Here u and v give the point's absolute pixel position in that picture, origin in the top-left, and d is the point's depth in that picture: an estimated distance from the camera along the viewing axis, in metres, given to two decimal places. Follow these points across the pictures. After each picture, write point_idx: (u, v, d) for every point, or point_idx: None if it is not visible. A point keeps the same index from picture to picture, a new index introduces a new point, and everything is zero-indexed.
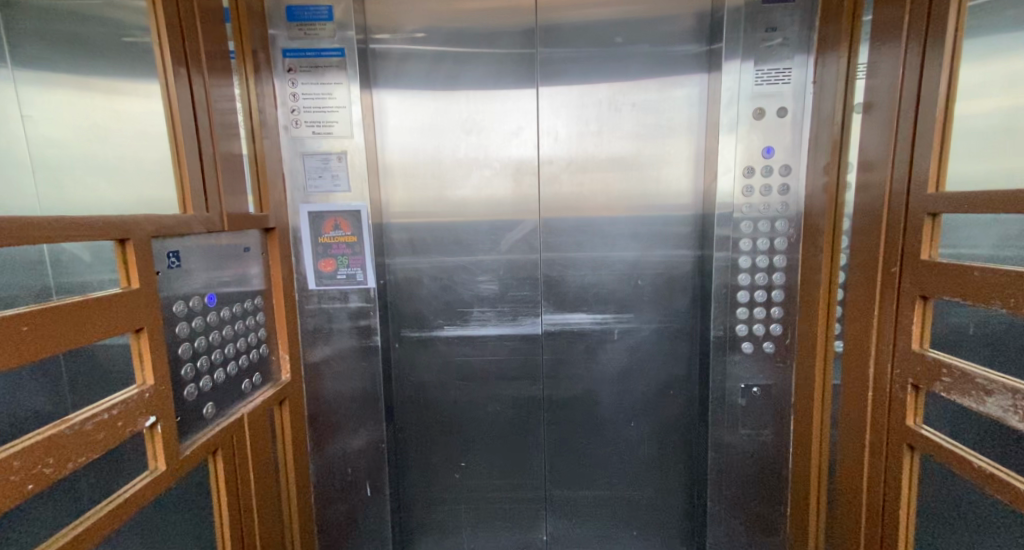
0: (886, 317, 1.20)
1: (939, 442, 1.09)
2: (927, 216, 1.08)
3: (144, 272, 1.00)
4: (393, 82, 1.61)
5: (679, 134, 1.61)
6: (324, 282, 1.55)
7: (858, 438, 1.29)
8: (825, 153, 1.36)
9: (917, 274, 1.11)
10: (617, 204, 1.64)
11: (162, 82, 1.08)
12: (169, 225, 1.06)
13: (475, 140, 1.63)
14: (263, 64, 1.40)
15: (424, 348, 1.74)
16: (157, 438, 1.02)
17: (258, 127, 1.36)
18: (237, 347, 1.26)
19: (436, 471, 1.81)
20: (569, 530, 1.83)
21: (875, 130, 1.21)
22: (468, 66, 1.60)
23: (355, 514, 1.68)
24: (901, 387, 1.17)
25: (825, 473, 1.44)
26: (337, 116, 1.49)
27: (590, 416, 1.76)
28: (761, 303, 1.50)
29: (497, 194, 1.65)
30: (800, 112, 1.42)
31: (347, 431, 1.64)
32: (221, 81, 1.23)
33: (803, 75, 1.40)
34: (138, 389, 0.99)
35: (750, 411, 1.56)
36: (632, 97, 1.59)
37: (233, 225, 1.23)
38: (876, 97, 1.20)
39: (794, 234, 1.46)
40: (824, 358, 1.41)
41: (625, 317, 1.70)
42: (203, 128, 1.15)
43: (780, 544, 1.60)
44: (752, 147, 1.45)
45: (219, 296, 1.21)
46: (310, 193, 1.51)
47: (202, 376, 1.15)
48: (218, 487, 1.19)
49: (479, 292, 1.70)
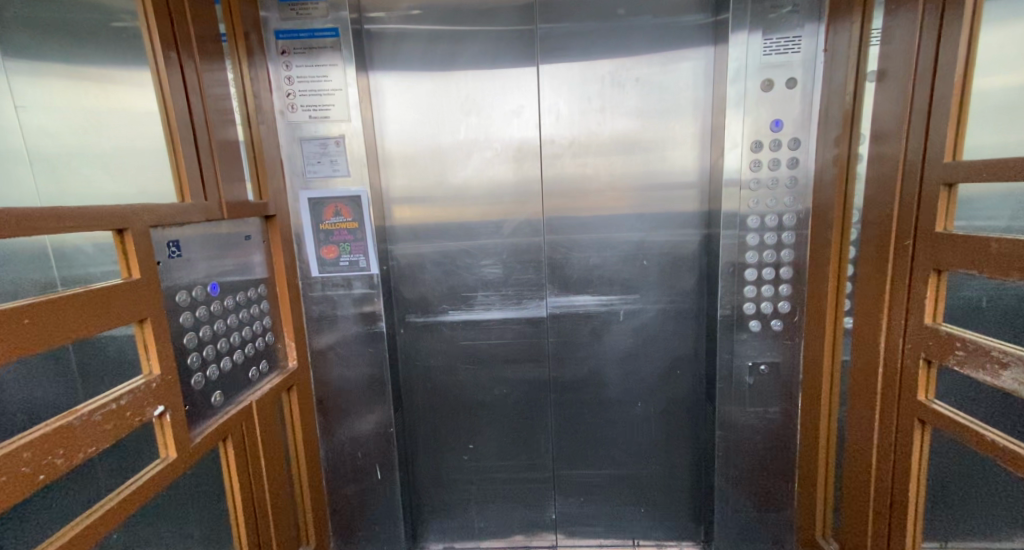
0: (898, 292, 1.17)
1: (948, 416, 1.08)
2: (943, 187, 1.05)
3: (144, 262, 0.99)
4: (390, 63, 1.57)
5: (685, 110, 1.57)
6: (327, 269, 1.54)
7: (867, 414, 1.28)
8: (836, 125, 1.32)
9: (929, 246, 1.09)
10: (620, 184, 1.62)
11: (154, 64, 1.06)
12: (168, 215, 1.04)
13: (475, 121, 1.60)
14: (256, 48, 1.37)
15: (430, 333, 1.73)
16: (167, 427, 1.03)
17: (253, 113, 1.34)
18: (242, 335, 1.26)
19: (445, 453, 1.82)
20: (578, 508, 1.85)
21: (888, 99, 1.16)
22: (467, 43, 1.55)
23: (366, 497, 1.70)
24: (913, 362, 1.15)
25: (833, 448, 1.43)
26: (333, 99, 1.45)
27: (598, 398, 1.76)
28: (769, 281, 1.49)
29: (499, 176, 1.63)
30: (810, 83, 1.39)
31: (356, 417, 1.65)
32: (214, 66, 1.20)
33: (814, 44, 1.37)
34: (145, 379, 0.98)
35: (758, 389, 1.56)
36: (635, 72, 1.55)
37: (231, 213, 1.22)
38: (890, 64, 1.16)
39: (803, 210, 1.44)
40: (833, 335, 1.40)
41: (631, 298, 1.68)
42: (196, 114, 1.13)
43: (788, 518, 1.62)
44: (760, 121, 1.42)
45: (221, 285, 1.20)
46: (309, 179, 1.49)
47: (208, 365, 1.14)
48: (229, 473, 1.20)
49: (482, 276, 1.68)
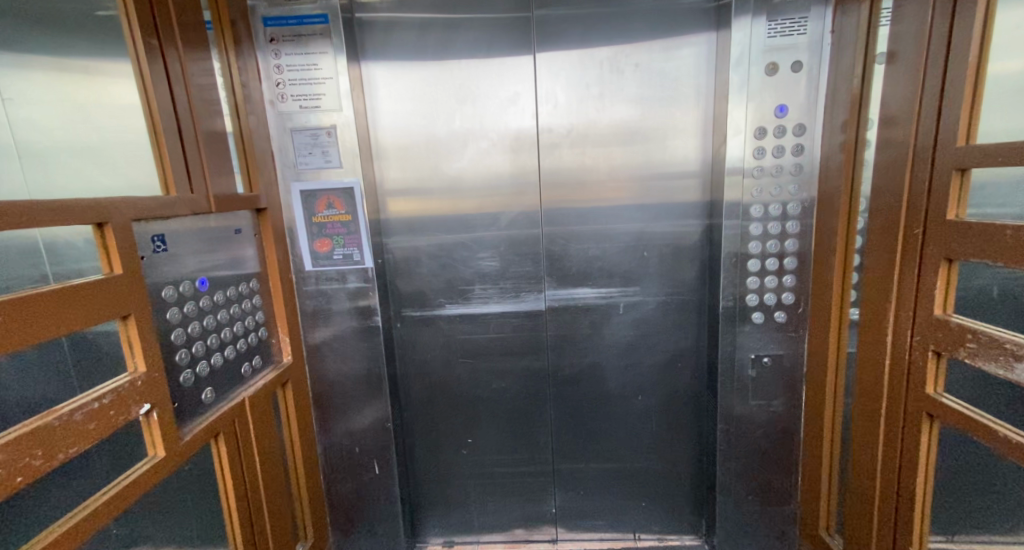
0: (906, 283, 1.14)
1: (958, 409, 1.04)
2: (955, 172, 1.01)
3: (126, 257, 0.95)
4: (382, 51, 1.53)
5: (686, 97, 1.53)
6: (320, 263, 1.51)
7: (873, 406, 1.25)
8: (843, 110, 1.28)
9: (940, 235, 1.05)
10: (620, 174, 1.58)
11: (133, 52, 1.02)
12: (151, 208, 1.01)
13: (470, 110, 1.56)
14: (244, 36, 1.33)
15: (427, 327, 1.70)
16: (153, 426, 1.00)
17: (242, 103, 1.30)
18: (233, 331, 1.23)
19: (443, 448, 1.80)
20: (578, 503, 1.83)
21: (898, 82, 1.12)
22: (461, 30, 1.51)
23: (364, 492, 1.68)
24: (921, 354, 1.11)
25: (837, 442, 1.40)
26: (324, 88, 1.42)
27: (598, 391, 1.73)
28: (773, 271, 1.46)
29: (496, 167, 1.59)
30: (816, 67, 1.34)
31: (353, 412, 1.63)
32: (199, 54, 1.17)
33: (821, 26, 1.32)
34: (130, 377, 0.96)
35: (761, 382, 1.53)
36: (636, 57, 1.51)
37: (220, 206, 1.18)
38: (900, 45, 1.11)
39: (808, 199, 1.41)
40: (838, 326, 1.36)
41: (631, 290, 1.65)
42: (180, 104, 1.10)
43: (791, 512, 1.59)
44: (764, 106, 1.38)
45: (211, 280, 1.17)
46: (301, 171, 1.46)
47: (198, 362, 1.12)
48: (222, 470, 1.18)
49: (480, 269, 1.65)
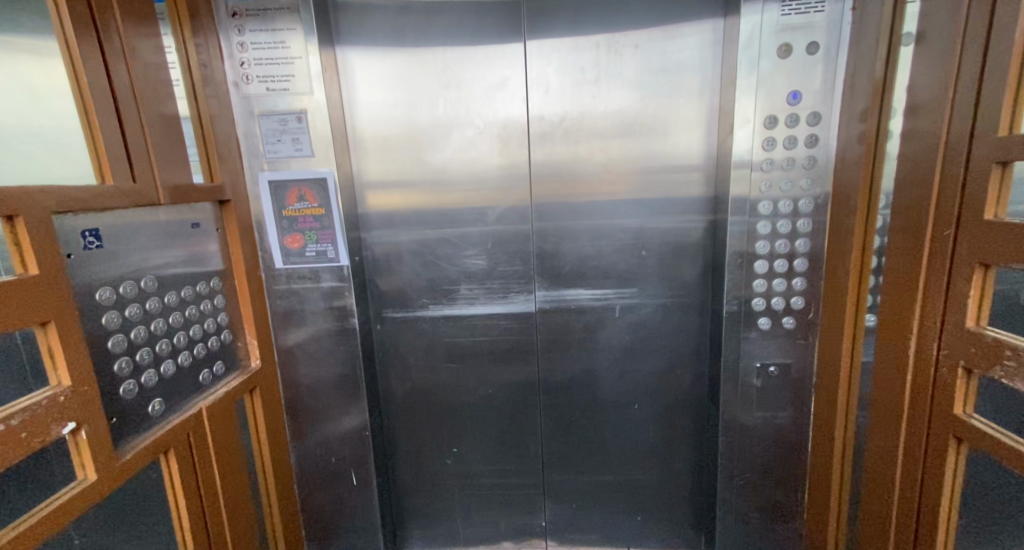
0: (933, 289, 1.02)
1: (989, 433, 0.93)
2: (995, 166, 0.89)
3: (44, 256, 0.84)
4: (359, 31, 1.40)
5: (690, 83, 1.40)
6: (292, 261, 1.39)
7: (892, 423, 1.14)
8: (863, 97, 1.16)
9: (975, 237, 0.93)
10: (617, 166, 1.46)
11: (58, 23, 0.90)
12: (83, 199, 0.90)
13: (454, 96, 1.43)
14: (203, 11, 1.22)
15: (409, 330, 1.59)
16: (83, 445, 0.89)
17: (200, 85, 1.19)
18: (189, 335, 1.12)
19: (427, 457, 1.69)
20: (571, 515, 1.72)
21: (929, 64, 1.00)
22: (444, 8, 1.39)
23: (341, 504, 1.58)
24: (949, 369, 1.00)
25: (850, 459, 1.29)
26: (294, 68, 1.30)
27: (592, 399, 1.62)
28: (781, 274, 1.34)
29: (482, 158, 1.47)
30: (833, 48, 1.22)
31: (329, 419, 1.52)
32: (146, 28, 1.05)
33: (839, 3, 1.20)
34: (52, 392, 0.85)
35: (766, 392, 1.42)
36: (635, 38, 1.38)
37: (173, 198, 1.07)
38: (932, 24, 1.00)
39: (822, 195, 1.29)
40: (853, 334, 1.25)
41: (627, 291, 1.53)
42: (119, 84, 0.98)
43: (797, 531, 1.49)
44: (775, 93, 1.26)
45: (161, 280, 1.06)
46: (269, 160, 1.34)
47: (143, 371, 1.01)
48: (174, 488, 1.07)
49: (466, 268, 1.54)
